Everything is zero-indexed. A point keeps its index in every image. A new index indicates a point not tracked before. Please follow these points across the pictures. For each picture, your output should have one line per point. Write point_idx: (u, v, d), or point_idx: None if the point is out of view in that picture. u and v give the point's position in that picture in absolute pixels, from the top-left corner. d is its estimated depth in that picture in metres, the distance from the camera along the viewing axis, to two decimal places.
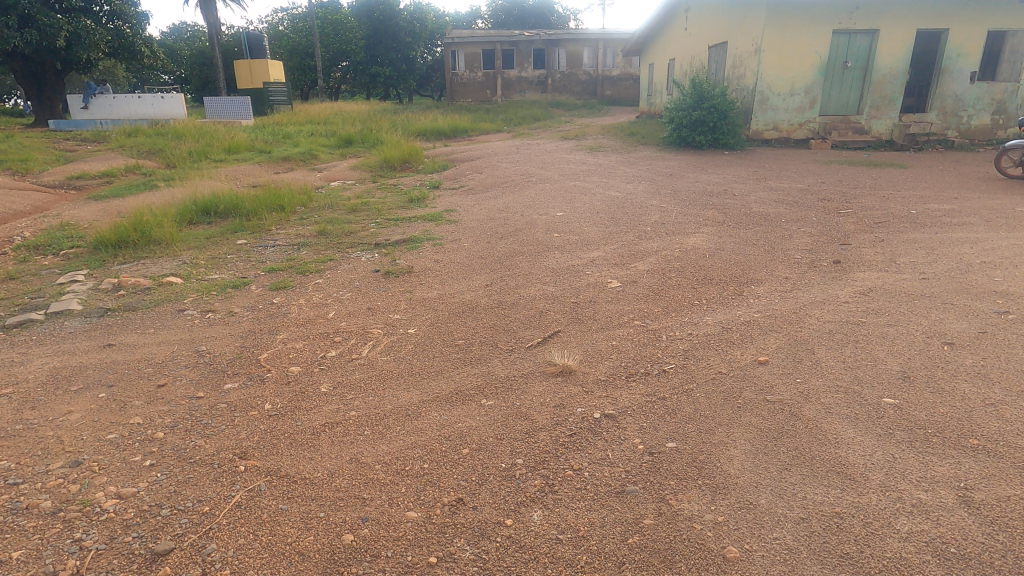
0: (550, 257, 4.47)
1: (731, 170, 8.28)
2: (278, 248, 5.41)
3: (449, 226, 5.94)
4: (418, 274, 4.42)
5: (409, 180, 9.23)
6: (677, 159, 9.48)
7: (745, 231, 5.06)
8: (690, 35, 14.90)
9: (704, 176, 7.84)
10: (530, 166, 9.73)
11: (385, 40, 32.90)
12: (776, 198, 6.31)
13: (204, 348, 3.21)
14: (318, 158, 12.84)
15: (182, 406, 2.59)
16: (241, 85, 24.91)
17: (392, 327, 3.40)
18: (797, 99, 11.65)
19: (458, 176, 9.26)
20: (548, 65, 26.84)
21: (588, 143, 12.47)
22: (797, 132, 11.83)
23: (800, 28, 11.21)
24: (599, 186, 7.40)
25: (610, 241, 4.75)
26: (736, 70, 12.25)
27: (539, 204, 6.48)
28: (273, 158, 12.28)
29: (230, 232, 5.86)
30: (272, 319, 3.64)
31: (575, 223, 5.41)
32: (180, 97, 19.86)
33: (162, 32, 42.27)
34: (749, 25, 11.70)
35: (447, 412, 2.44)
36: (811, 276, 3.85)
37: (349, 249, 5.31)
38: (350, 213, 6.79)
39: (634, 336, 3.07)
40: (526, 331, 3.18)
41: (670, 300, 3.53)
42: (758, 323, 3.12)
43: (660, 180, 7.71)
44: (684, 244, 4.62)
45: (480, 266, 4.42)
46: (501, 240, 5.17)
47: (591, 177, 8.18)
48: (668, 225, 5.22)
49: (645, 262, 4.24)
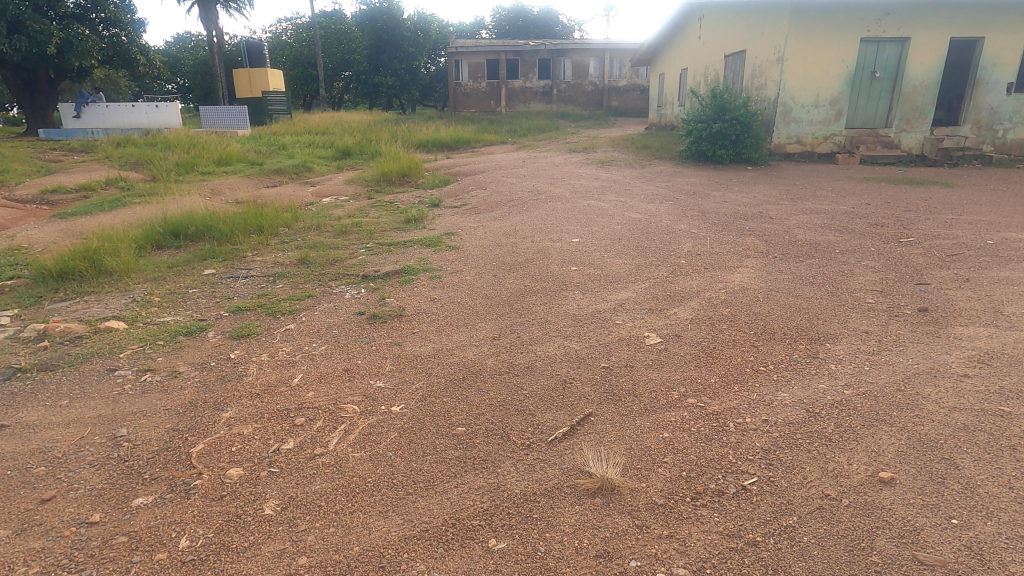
0: (570, 298, 3.72)
1: (759, 189, 7.54)
2: (250, 281, 4.67)
3: (449, 254, 5.20)
4: (410, 319, 3.67)
5: (407, 196, 8.53)
6: (698, 175, 8.77)
7: (796, 265, 4.32)
8: (705, 43, 14.24)
9: (730, 196, 7.11)
10: (538, 182, 9.01)
11: (388, 49, 32.45)
12: (820, 222, 5.58)
13: (124, 433, 2.45)
14: (312, 171, 12.15)
15: (63, 542, 1.82)
16: (241, 94, 24.37)
17: (373, 400, 2.64)
18: (823, 110, 10.94)
19: (460, 193, 8.55)
20: (554, 75, 26.28)
21: (599, 156, 11.79)
22: (822, 145, 11.10)
23: (825, 35, 10.53)
24: (615, 207, 6.66)
25: (637, 278, 4.00)
26: (755, 80, 11.55)
27: (550, 228, 5.75)
28: (265, 171, 11.59)
29: (199, 260, 5.13)
30: (221, 386, 2.86)
31: (592, 254, 4.68)
32: (175, 106, 19.24)
33: (167, 43, 42.21)
34: (770, 32, 11.02)
35: (440, 565, 1.68)
36: (898, 331, 3.09)
37: (332, 281, 4.57)
38: (338, 235, 6.06)
39: (691, 425, 2.31)
40: (548, 413, 2.41)
41: (728, 366, 2.77)
42: (856, 406, 2.36)
43: (681, 200, 6.98)
44: (728, 283, 3.87)
45: (485, 310, 3.67)
46: (509, 273, 4.43)
47: (606, 195, 7.45)
48: (702, 257, 4.47)
49: (685, 307, 3.48)
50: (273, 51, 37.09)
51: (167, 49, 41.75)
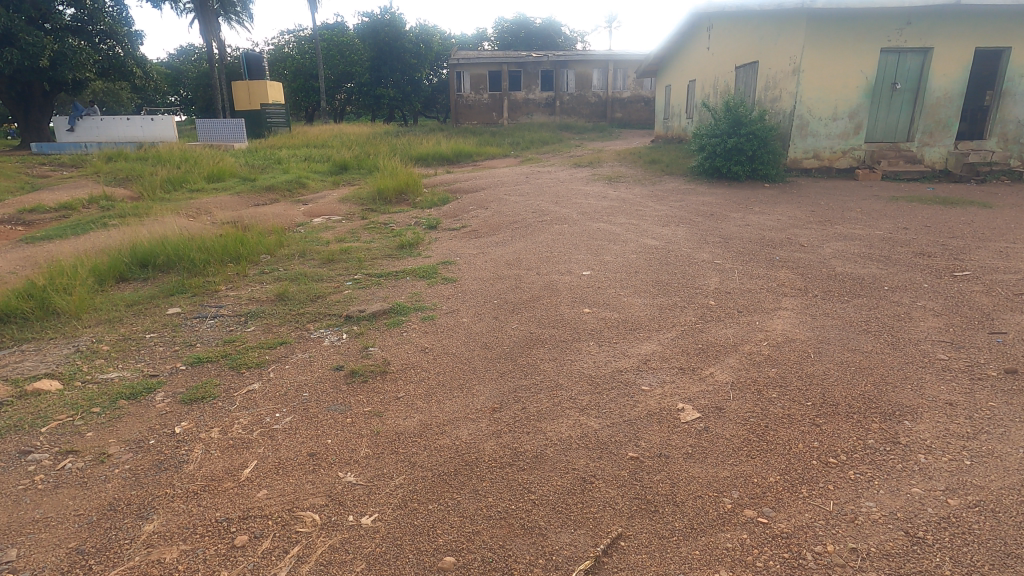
0: (584, 351, 3.17)
1: (782, 210, 7.01)
2: (218, 322, 4.12)
3: (446, 288, 4.66)
4: (397, 376, 3.12)
5: (403, 217, 8.02)
6: (713, 195, 8.23)
7: (841, 306, 3.76)
8: (714, 54, 13.77)
9: (751, 218, 6.58)
10: (542, 201, 8.50)
11: (390, 60, 32.19)
12: (857, 251, 5.03)
13: (13, 557, 1.90)
14: (307, 187, 11.68)
15: None
16: (239, 106, 24.02)
17: (339, 505, 2.07)
18: (841, 124, 10.41)
19: (459, 213, 8.04)
20: (557, 87, 25.90)
21: (605, 172, 11.27)
22: (841, 160, 10.57)
23: (843, 46, 10.04)
24: (626, 231, 6.13)
25: (661, 324, 3.44)
26: (769, 92, 11.04)
27: (557, 256, 5.22)
28: (257, 187, 11.12)
29: (164, 295, 4.58)
30: (152, 479, 2.29)
31: (607, 290, 4.13)
32: (171, 119, 18.84)
33: (170, 56, 42.22)
34: (784, 42, 10.54)
35: None
36: (989, 403, 2.53)
37: (311, 324, 4.03)
38: (323, 264, 5.52)
39: (756, 556, 1.74)
40: (565, 534, 1.85)
41: (790, 456, 2.20)
42: (972, 528, 1.81)
43: (697, 222, 6.47)
44: (768, 331, 3.31)
45: (485, 366, 3.12)
46: (513, 314, 3.88)
47: (616, 217, 6.93)
48: (731, 296, 3.92)
49: (721, 366, 2.92)
50: (274, 63, 36.91)
51: (170, 62, 41.72)
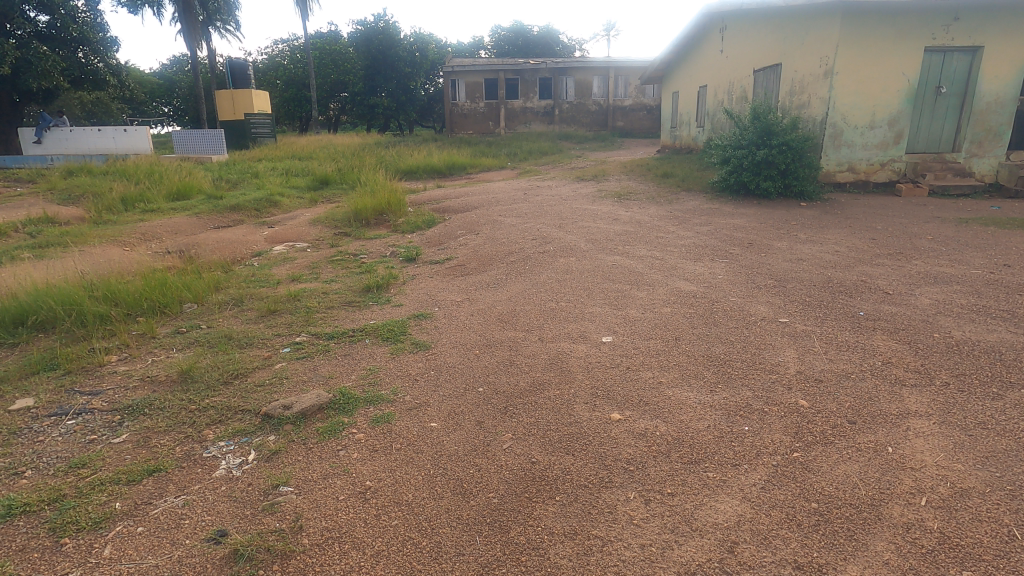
0: (621, 514, 1.92)
1: (834, 237, 5.80)
2: (78, 423, 2.86)
3: (416, 358, 3.43)
4: (309, 563, 1.86)
5: (378, 246, 6.81)
6: (742, 217, 7.04)
7: (996, 404, 2.53)
8: (729, 57, 12.64)
9: (800, 249, 5.39)
10: (544, 225, 7.30)
11: (384, 69, 31.16)
12: (964, 301, 3.81)
13: None
14: (281, 206, 10.48)
15: None
16: (223, 117, 22.88)
17: None
18: (879, 132, 9.24)
19: (445, 240, 6.83)
20: (555, 95, 24.82)
21: (612, 187, 10.08)
22: (878, 173, 9.39)
23: (882, 44, 8.89)
24: (649, 266, 4.92)
25: (738, 453, 2.18)
26: (796, 97, 9.87)
27: (565, 308, 3.99)
28: (222, 205, 9.90)
29: (23, 375, 3.32)
30: None
31: (641, 374, 2.89)
32: (146, 131, 17.76)
33: (162, 67, 41.38)
34: (813, 41, 9.39)
35: None
36: None
37: (212, 428, 2.77)
38: (261, 317, 4.28)
39: None
40: None
41: None
42: None
43: (734, 255, 5.26)
44: (917, 469, 2.05)
45: (457, 547, 1.86)
46: (506, 416, 2.64)
47: (634, 246, 5.72)
48: (826, 386, 2.68)
49: (867, 563, 1.66)
50: (266, 73, 35.90)
51: (162, 73, 40.81)
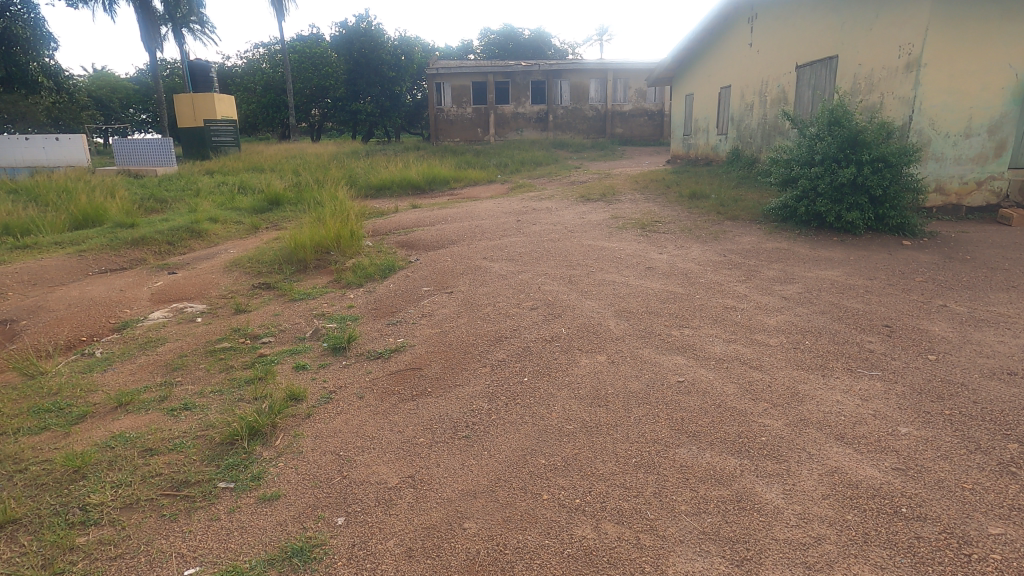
0: None
1: (1013, 314, 3.64)
2: None
3: None
4: None
5: (301, 314, 4.55)
6: (831, 267, 4.89)
7: None
8: (761, 51, 10.62)
9: (984, 343, 3.20)
10: (547, 276, 5.10)
11: (366, 73, 28.93)
12: None
13: None
14: (207, 236, 8.21)
15: None
16: (181, 122, 20.49)
17: None
18: (976, 142, 7.15)
19: (402, 305, 4.61)
20: (549, 100, 22.73)
21: (630, 212, 7.92)
22: (973, 195, 7.29)
23: (981, 28, 6.86)
24: (749, 392, 2.70)
25: None
26: (862, 97, 7.80)
27: (617, 556, 1.77)
28: (123, 237, 7.59)
29: None
30: None
31: None
32: (84, 138, 15.67)
33: (136, 75, 39.16)
34: (887, 25, 7.38)
35: None
36: None
37: None
38: None
39: None
40: None
41: None
42: None
43: (882, 357, 3.08)
44: None
45: None
46: None
47: (698, 334, 3.52)
48: None
49: None
50: (242, 78, 33.64)
51: (137, 79, 38.61)
